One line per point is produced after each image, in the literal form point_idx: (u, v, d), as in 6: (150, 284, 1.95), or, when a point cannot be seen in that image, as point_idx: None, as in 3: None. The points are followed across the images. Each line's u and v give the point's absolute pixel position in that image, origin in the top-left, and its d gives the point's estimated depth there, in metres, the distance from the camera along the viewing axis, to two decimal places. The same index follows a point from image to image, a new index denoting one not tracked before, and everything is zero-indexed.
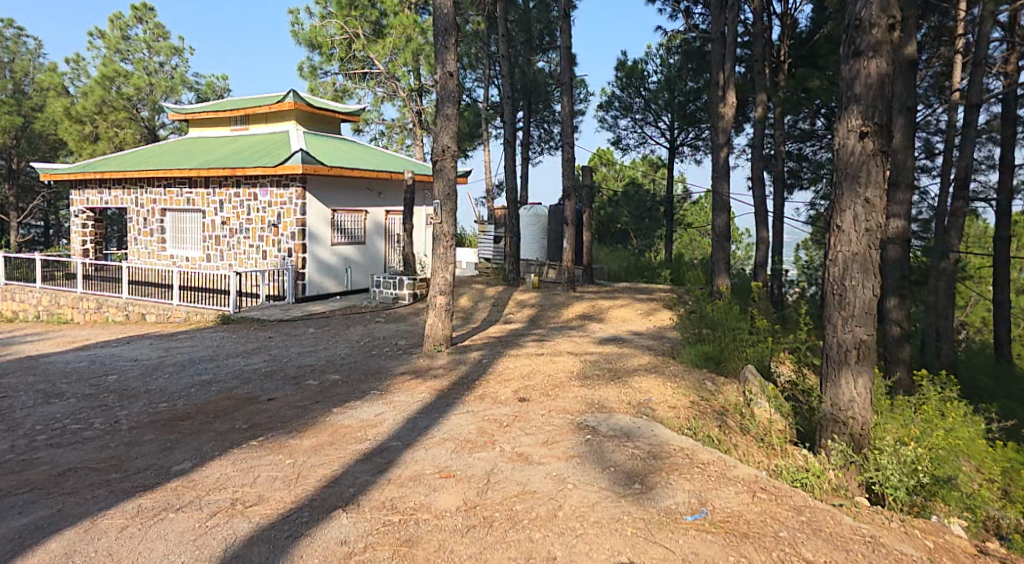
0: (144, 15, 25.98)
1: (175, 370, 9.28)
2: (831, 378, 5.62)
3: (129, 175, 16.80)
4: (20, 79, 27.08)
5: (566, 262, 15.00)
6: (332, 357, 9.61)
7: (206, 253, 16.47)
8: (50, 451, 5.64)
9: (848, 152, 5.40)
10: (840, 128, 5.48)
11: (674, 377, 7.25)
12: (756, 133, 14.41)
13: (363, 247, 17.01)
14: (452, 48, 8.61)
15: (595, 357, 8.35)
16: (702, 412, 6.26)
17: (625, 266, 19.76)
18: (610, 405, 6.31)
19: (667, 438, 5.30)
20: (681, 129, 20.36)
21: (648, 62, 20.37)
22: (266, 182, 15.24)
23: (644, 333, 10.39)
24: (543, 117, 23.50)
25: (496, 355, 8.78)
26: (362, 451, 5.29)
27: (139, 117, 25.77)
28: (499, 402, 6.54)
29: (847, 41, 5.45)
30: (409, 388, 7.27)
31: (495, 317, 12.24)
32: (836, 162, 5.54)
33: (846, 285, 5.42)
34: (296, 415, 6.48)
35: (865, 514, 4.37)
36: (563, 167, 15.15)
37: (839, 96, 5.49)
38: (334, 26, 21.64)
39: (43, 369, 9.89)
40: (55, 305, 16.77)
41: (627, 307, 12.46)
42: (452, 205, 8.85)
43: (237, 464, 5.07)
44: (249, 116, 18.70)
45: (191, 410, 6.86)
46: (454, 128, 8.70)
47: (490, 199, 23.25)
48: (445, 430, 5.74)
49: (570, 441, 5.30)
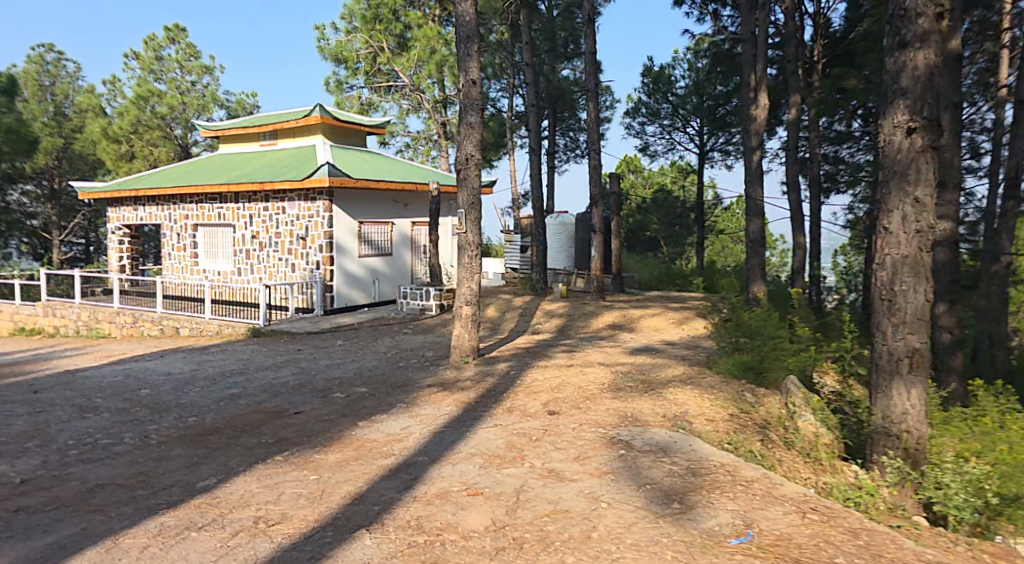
0: (176, 36, 26.69)
1: (206, 384, 9.28)
2: (881, 389, 5.30)
3: (162, 192, 17.09)
4: (60, 102, 28.58)
5: (595, 271, 14.74)
6: (360, 369, 9.51)
7: (237, 267, 16.65)
8: (81, 466, 5.61)
9: (894, 148, 5.09)
10: (885, 124, 5.18)
11: (711, 389, 6.95)
12: (790, 136, 14.05)
13: (390, 258, 17.00)
14: (475, 55, 8.50)
15: (627, 368, 8.08)
16: (743, 425, 5.97)
17: (657, 275, 19.37)
18: (644, 418, 6.06)
19: (706, 454, 5.03)
20: (710, 134, 20.05)
21: (675, 67, 20.09)
22: (294, 196, 15.35)
23: (677, 342, 10.08)
24: (569, 125, 23.42)
25: (524, 367, 8.58)
26: (388, 467, 5.13)
27: (173, 135, 26.39)
28: (528, 416, 6.33)
29: (891, 33, 5.16)
30: (436, 401, 7.11)
31: (524, 328, 12.05)
32: (882, 158, 5.23)
33: (895, 289, 5.10)
34: (323, 429, 6.36)
35: (927, 537, 4.08)
36: (590, 174, 14.94)
37: (884, 91, 5.20)
38: (359, 40, 21.96)
39: (80, 383, 10.01)
40: (93, 320, 17.08)
41: (659, 316, 12.15)
42: (477, 214, 8.71)
43: (262, 480, 4.95)
44: (277, 131, 18.93)
45: (219, 425, 6.79)
46: (478, 136, 8.58)
47: (517, 209, 23.13)
48: (472, 444, 5.55)
49: (603, 457, 5.06)
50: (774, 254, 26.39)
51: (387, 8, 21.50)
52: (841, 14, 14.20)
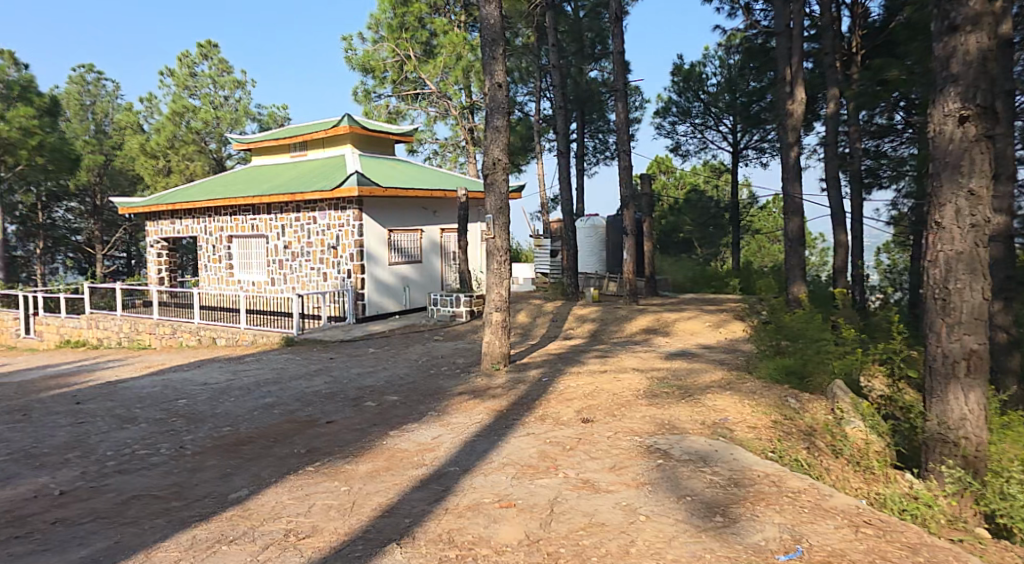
0: (209, 52, 27.34)
1: (241, 393, 9.34)
2: (937, 393, 5.00)
3: (198, 205, 17.45)
4: (100, 119, 29.60)
5: (627, 274, 14.49)
6: (392, 377, 9.46)
7: (271, 277, 16.87)
8: (118, 477, 5.65)
9: (945, 138, 4.81)
10: (935, 113, 4.91)
11: (752, 394, 6.69)
12: (829, 131, 13.62)
13: (420, 265, 17.03)
14: (500, 58, 8.41)
15: (663, 374, 7.85)
16: (787, 432, 5.72)
17: (692, 277, 19.12)
18: (683, 425, 5.84)
19: (750, 463, 4.80)
20: (744, 131, 19.67)
21: (706, 64, 19.75)
22: (325, 205, 15.49)
23: (715, 346, 9.79)
24: (598, 126, 23.20)
25: (556, 373, 8.42)
26: (419, 478, 5.03)
27: (207, 149, 27.00)
28: (561, 424, 6.17)
29: (940, 16, 4.89)
30: (468, 409, 7.00)
31: (555, 333, 11.89)
32: (931, 149, 4.95)
33: (949, 288, 4.81)
34: (354, 438, 6.30)
35: (993, 553, 3.81)
36: (621, 175, 14.73)
37: (933, 79, 4.93)
38: (386, 49, 22.10)
39: (121, 394, 10.20)
40: (134, 331, 17.49)
41: (695, 319, 11.84)
42: (505, 219, 8.59)
43: (293, 491, 4.89)
44: (307, 142, 19.18)
45: (253, 435, 6.79)
46: (505, 140, 8.48)
47: (547, 213, 22.97)
48: (504, 454, 5.42)
49: (639, 467, 4.87)
50: (813, 253, 25.67)
51: (413, 16, 21.73)
52: (880, 3, 13.76)
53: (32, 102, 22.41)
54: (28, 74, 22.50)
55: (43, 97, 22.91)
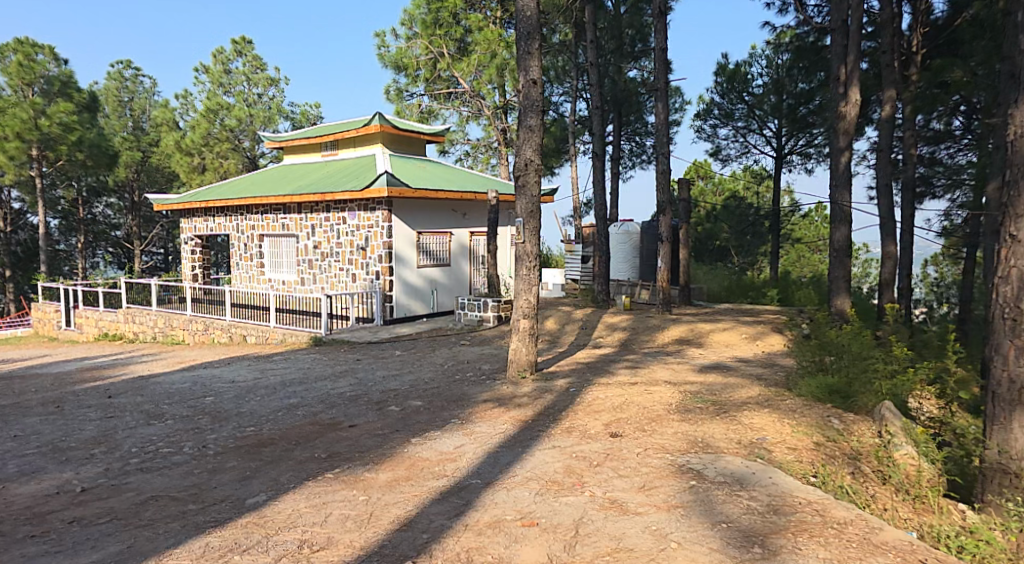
0: (243, 48, 27.82)
1: (266, 392, 9.30)
2: (999, 420, 4.79)
3: (231, 203, 17.68)
4: (138, 116, 30.53)
5: (661, 281, 14.13)
6: (416, 381, 9.31)
7: (300, 277, 16.99)
8: (139, 476, 5.58)
9: None
10: (1016, 117, 4.68)
11: (792, 413, 6.33)
12: (883, 135, 13.21)
13: (449, 268, 16.92)
14: (536, 53, 8.19)
15: (696, 388, 7.51)
16: (830, 455, 5.37)
17: (726, 286, 18.46)
18: (717, 444, 5.54)
19: (790, 489, 4.50)
20: (790, 136, 19.10)
21: (752, 64, 19.21)
22: (354, 206, 15.50)
23: (751, 360, 9.43)
24: (634, 128, 22.80)
25: (584, 384, 8.14)
26: (440, 490, 4.85)
27: (241, 147, 27.45)
28: (588, 437, 5.93)
29: None
30: (492, 418, 6.80)
31: (584, 341, 11.63)
32: (1011, 156, 4.71)
33: (1022, 307, 4.60)
34: (375, 444, 6.15)
35: None
36: (658, 179, 14.40)
37: (1015, 79, 4.69)
38: (419, 47, 22.10)
39: (151, 389, 10.27)
40: (168, 327, 17.78)
41: (731, 330, 11.44)
42: (535, 222, 8.39)
43: (311, 499, 4.74)
44: (338, 141, 19.32)
45: (275, 436, 6.69)
46: (537, 140, 8.27)
47: (579, 217, 22.62)
48: (528, 467, 5.20)
49: (672, 488, 4.59)
50: (856, 265, 24.84)
51: (448, 12, 21.61)
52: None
53: (72, 97, 24.00)
54: (67, 69, 23.92)
55: (81, 92, 24.44)
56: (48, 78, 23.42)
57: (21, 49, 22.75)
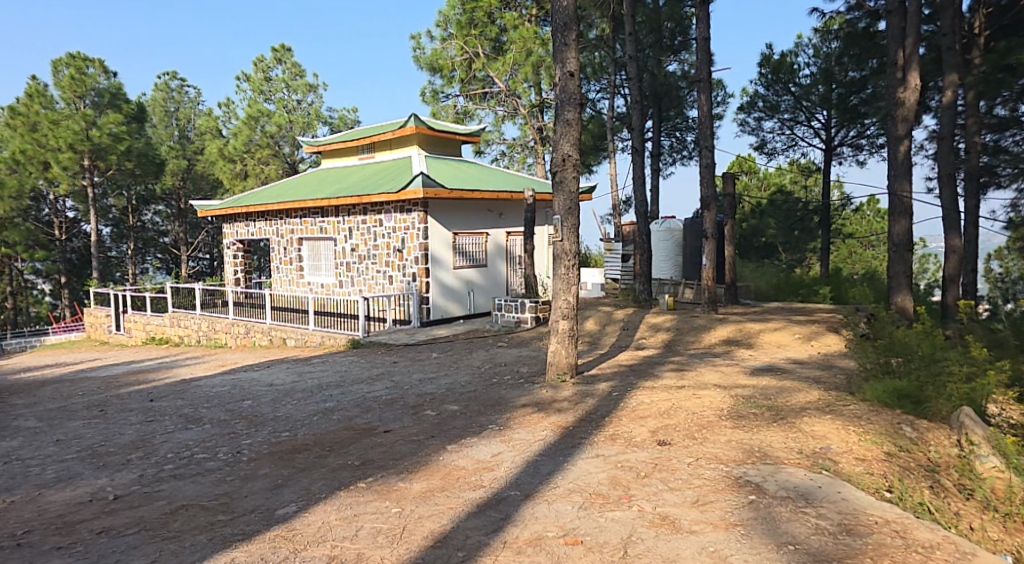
0: (283, 56, 28.25)
1: (303, 396, 9.18)
2: None
3: (270, 208, 17.83)
4: (184, 125, 31.36)
5: (705, 279, 13.57)
6: (453, 384, 9.05)
7: (338, 279, 17.01)
8: (171, 483, 5.41)
9: None
10: None
11: (857, 420, 5.83)
12: (945, 121, 12.43)
13: (485, 269, 16.68)
14: (573, 45, 7.83)
15: (749, 392, 7.04)
16: (904, 467, 4.90)
17: (775, 284, 17.74)
18: (777, 454, 5.11)
19: (863, 506, 4.09)
20: (839, 127, 18.26)
21: (798, 54, 18.42)
22: (391, 208, 15.41)
23: (807, 362, 8.86)
24: (675, 124, 22.18)
25: (628, 387, 7.76)
26: (477, 501, 4.54)
27: (282, 153, 27.82)
28: (634, 445, 5.55)
29: None
30: (531, 424, 6.46)
31: (626, 342, 11.22)
32: None
33: None
34: (410, 451, 5.89)
35: None
36: (701, 174, 13.85)
37: None
38: (454, 47, 21.99)
39: (191, 392, 10.27)
40: (211, 330, 18.01)
41: (782, 330, 10.85)
42: (574, 220, 8.03)
43: (341, 511, 4.48)
44: (375, 144, 19.31)
45: (309, 441, 6.48)
46: (576, 134, 7.92)
47: (618, 215, 22.11)
48: (570, 478, 4.86)
49: (728, 504, 4.19)
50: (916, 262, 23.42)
51: (482, 12, 21.45)
52: None
53: (120, 108, 24.71)
54: (116, 82, 24.76)
55: (130, 103, 25.16)
56: (98, 90, 24.27)
57: (73, 63, 23.57)
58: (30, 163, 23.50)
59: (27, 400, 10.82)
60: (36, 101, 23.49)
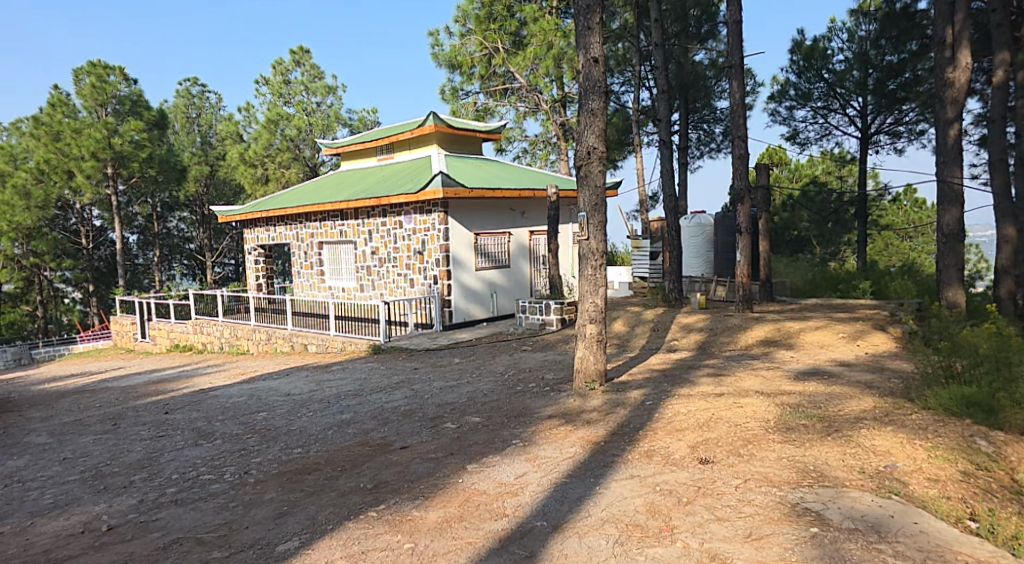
0: (301, 58, 28.09)
1: (320, 407, 8.78)
2: None
3: (290, 212, 17.60)
4: (206, 131, 31.50)
5: (740, 276, 12.88)
6: (476, 393, 8.58)
7: (359, 283, 16.72)
8: (170, 510, 5.02)
9: None
10: None
11: (923, 432, 5.21)
12: (996, 102, 11.61)
13: (509, 271, 16.22)
14: (597, 28, 7.28)
15: (795, 400, 6.44)
16: (985, 490, 4.31)
17: (811, 279, 17.02)
18: (836, 474, 4.53)
19: (950, 541, 3.52)
20: (876, 114, 17.38)
21: (831, 39, 17.60)
22: (410, 209, 15.03)
23: (855, 364, 8.20)
24: (702, 115, 21.47)
25: (662, 395, 7.20)
26: (500, 533, 4.07)
27: (303, 156, 27.76)
28: (673, 464, 5.01)
29: None
30: (557, 439, 5.95)
31: (657, 345, 10.63)
32: None
33: None
34: (428, 471, 5.44)
35: None
36: (735, 166, 13.15)
37: None
38: (473, 43, 21.61)
39: (207, 404, 9.94)
40: (233, 337, 17.80)
41: (824, 329, 10.14)
42: (601, 216, 7.49)
43: (348, 547, 4.04)
44: (394, 144, 18.96)
45: (320, 460, 6.06)
46: (601, 125, 7.35)
47: (645, 211, 21.40)
48: (604, 505, 4.34)
49: (784, 538, 3.65)
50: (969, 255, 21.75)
51: (501, 6, 20.97)
52: None
53: (141, 115, 24.86)
54: (136, 89, 24.90)
55: (150, 110, 25.27)
56: (119, 97, 24.44)
57: (94, 71, 23.57)
58: (55, 171, 23.67)
59: (44, 413, 10.65)
60: (59, 111, 23.63)
